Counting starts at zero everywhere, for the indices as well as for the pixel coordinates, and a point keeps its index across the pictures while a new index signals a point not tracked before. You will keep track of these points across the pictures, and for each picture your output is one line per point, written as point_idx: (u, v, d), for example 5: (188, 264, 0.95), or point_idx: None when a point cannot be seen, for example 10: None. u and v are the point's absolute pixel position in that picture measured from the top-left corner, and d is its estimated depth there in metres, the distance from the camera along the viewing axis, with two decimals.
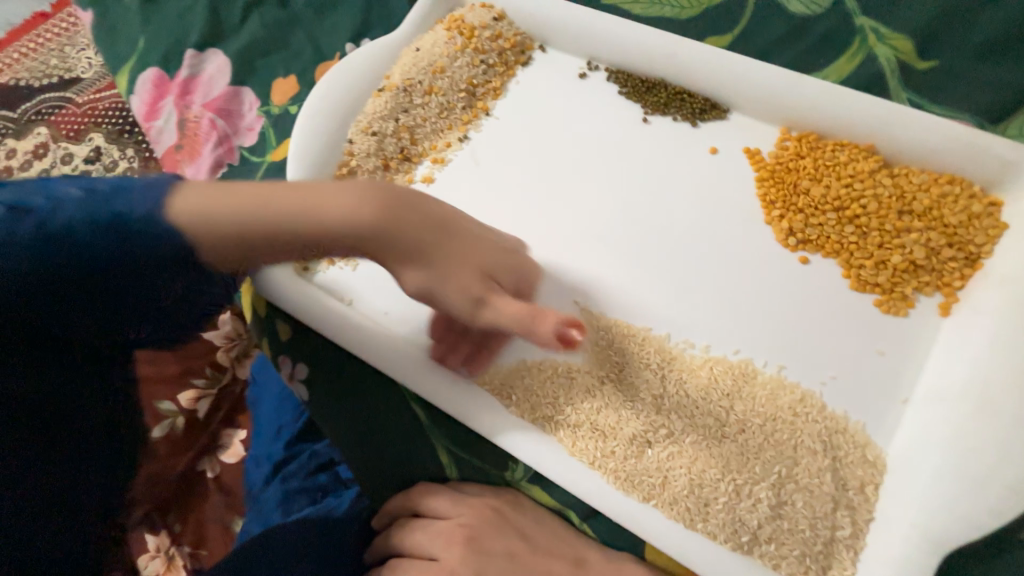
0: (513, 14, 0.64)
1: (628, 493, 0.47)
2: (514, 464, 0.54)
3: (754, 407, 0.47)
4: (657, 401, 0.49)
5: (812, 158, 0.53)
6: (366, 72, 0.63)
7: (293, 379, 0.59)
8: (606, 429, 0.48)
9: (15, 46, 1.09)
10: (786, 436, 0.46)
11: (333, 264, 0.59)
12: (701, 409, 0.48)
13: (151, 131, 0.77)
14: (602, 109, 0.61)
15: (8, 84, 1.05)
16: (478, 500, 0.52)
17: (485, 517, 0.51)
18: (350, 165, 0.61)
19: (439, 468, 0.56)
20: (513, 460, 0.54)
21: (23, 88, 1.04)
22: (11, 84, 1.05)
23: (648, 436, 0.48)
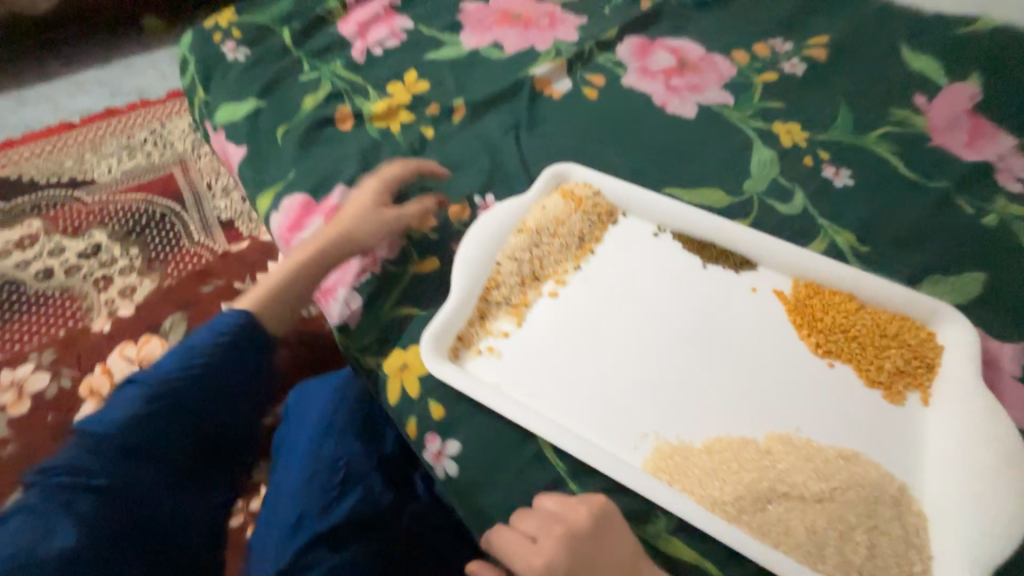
0: (607, 191, 0.93)
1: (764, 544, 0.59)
2: (655, 518, 0.62)
3: (849, 474, 0.62)
4: (817, 494, 0.61)
5: (818, 299, 0.81)
6: (508, 217, 0.86)
7: (442, 453, 0.68)
8: (748, 501, 0.61)
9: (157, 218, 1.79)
10: (873, 492, 0.61)
11: (480, 354, 0.75)
12: (811, 465, 0.63)
13: (296, 241, 0.93)
14: (673, 257, 0.88)
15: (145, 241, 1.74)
16: None
17: None
18: (496, 280, 0.80)
19: None
20: (656, 513, 0.62)
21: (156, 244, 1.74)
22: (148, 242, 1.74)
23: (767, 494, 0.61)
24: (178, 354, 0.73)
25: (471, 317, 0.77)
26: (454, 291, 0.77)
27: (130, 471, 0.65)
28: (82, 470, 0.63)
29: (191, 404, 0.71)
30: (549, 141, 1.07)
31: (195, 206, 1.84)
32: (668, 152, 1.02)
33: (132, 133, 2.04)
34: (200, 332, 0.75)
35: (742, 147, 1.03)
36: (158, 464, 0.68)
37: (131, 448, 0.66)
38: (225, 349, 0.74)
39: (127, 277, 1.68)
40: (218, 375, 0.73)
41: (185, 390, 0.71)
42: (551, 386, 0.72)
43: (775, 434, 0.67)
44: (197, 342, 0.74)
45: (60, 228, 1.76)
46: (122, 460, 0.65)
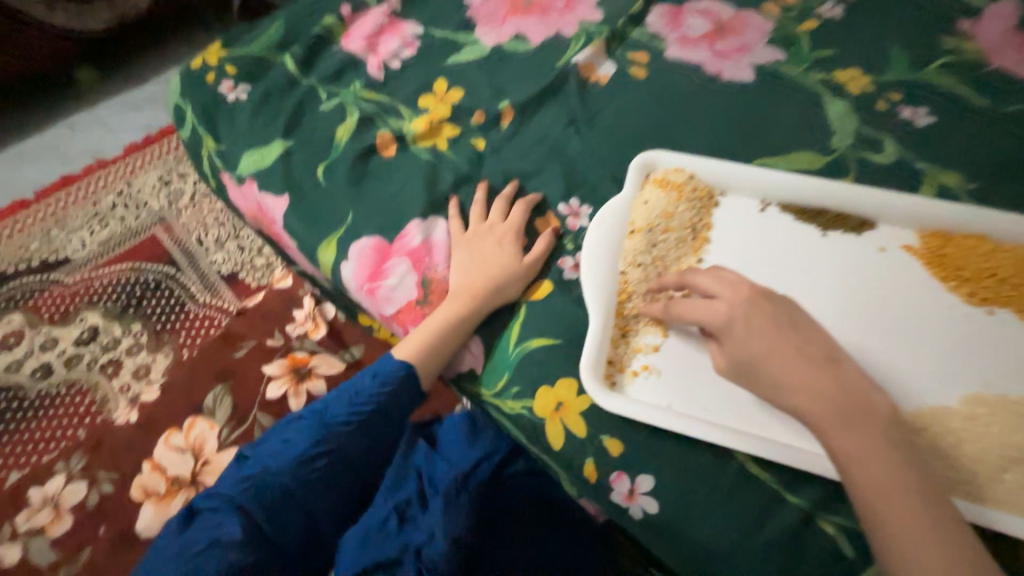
0: (701, 172, 0.87)
1: (953, 496, 0.60)
2: None
3: None
4: None
5: (952, 245, 0.78)
6: (616, 222, 0.79)
7: (635, 492, 0.62)
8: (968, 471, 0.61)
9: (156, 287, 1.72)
10: None
11: (638, 375, 0.68)
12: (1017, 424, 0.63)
13: (380, 290, 0.84)
14: (788, 231, 0.83)
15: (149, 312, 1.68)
16: None
17: None
18: (627, 292, 0.74)
19: (827, 540, 0.58)
20: None
21: (160, 316, 1.67)
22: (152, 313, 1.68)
23: (987, 460, 0.61)
24: (352, 397, 0.79)
25: (615, 337, 0.71)
26: (592, 314, 0.71)
27: (298, 499, 0.75)
28: (273, 486, 0.73)
29: (351, 457, 0.78)
30: (615, 129, 0.99)
31: (187, 266, 1.78)
32: (743, 121, 0.97)
33: (96, 199, 1.91)
34: (375, 376, 0.80)
35: (814, 103, 0.99)
36: (308, 504, 0.75)
37: (308, 480, 0.75)
38: (399, 399, 0.79)
39: (136, 358, 1.60)
40: (377, 424, 0.79)
41: (356, 438, 0.78)
42: (728, 393, 0.65)
43: (970, 396, 0.66)
44: (370, 387, 0.80)
45: (46, 319, 1.66)
46: (288, 494, 0.74)
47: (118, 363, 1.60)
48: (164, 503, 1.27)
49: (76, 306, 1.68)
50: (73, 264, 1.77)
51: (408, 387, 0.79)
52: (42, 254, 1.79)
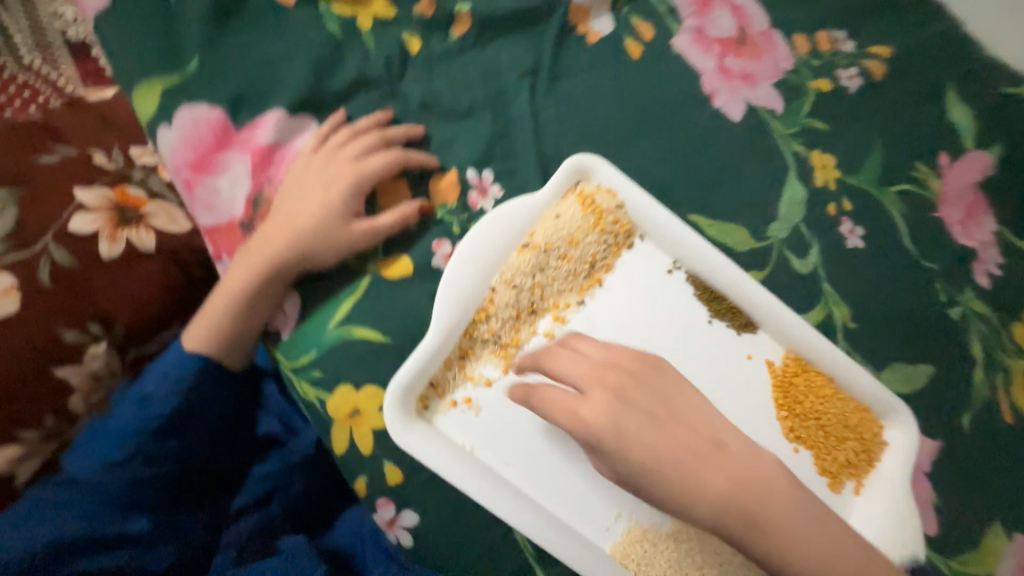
0: (632, 205, 0.76)
1: None
2: None
3: None
4: None
5: (803, 377, 0.79)
6: (514, 226, 0.66)
7: (395, 523, 0.58)
8: None
9: None
10: None
11: (455, 407, 0.61)
12: None
13: (201, 188, 0.64)
14: (680, 304, 0.78)
15: None
16: None
17: None
18: (487, 311, 0.64)
19: None
20: None
21: None
22: None
23: None
24: (148, 395, 0.70)
25: (448, 358, 0.62)
26: (434, 324, 0.60)
27: (120, 500, 0.67)
28: (84, 513, 0.65)
29: (184, 442, 0.72)
30: (573, 107, 0.82)
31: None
32: (704, 165, 0.86)
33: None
34: (165, 368, 0.71)
35: (777, 177, 0.90)
36: (144, 509, 0.68)
37: (129, 486, 0.68)
38: (210, 385, 0.73)
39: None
40: (193, 413, 0.72)
41: (177, 432, 0.71)
42: (533, 453, 0.62)
43: None
44: (172, 374, 0.71)
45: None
46: (107, 498, 0.66)
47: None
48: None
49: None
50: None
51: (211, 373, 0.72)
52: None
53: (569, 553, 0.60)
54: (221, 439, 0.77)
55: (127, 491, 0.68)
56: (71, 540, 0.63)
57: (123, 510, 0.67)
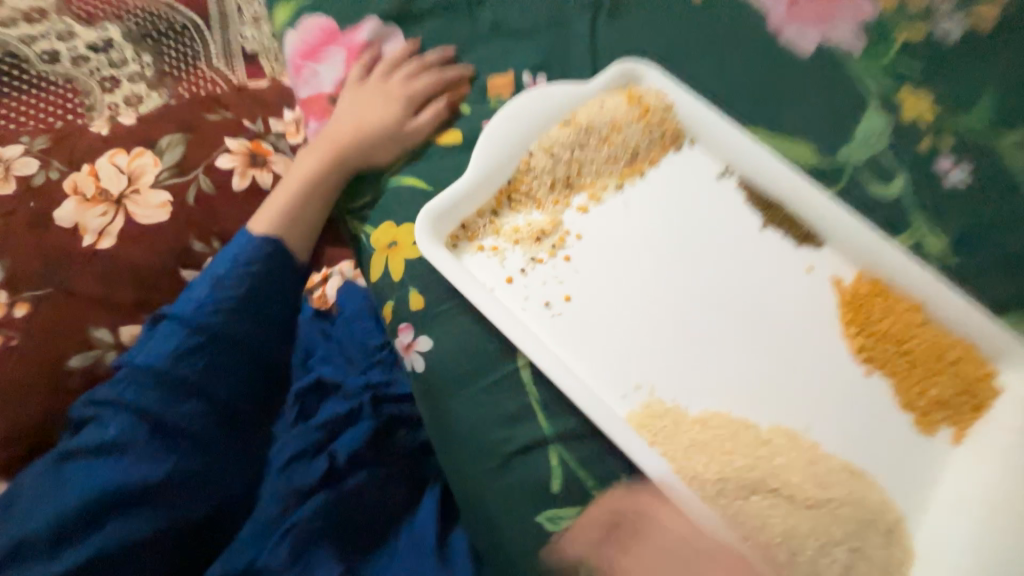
0: (681, 107, 0.77)
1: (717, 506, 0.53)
2: (618, 481, 0.55)
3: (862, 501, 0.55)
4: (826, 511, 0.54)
5: (880, 298, 0.68)
6: (556, 106, 0.71)
7: (411, 348, 0.61)
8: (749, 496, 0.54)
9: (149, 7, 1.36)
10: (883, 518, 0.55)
11: (482, 251, 0.64)
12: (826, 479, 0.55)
13: (307, 73, 0.82)
14: (730, 209, 0.74)
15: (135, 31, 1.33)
16: (594, 511, 0.54)
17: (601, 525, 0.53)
18: (523, 174, 0.68)
19: (546, 473, 0.55)
20: (620, 476, 0.55)
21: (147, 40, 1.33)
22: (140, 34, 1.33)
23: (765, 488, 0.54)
24: (219, 277, 0.75)
25: (482, 207, 0.66)
26: (471, 171, 0.65)
27: (182, 396, 0.71)
28: (155, 407, 0.69)
29: (249, 341, 0.77)
30: (629, 33, 0.87)
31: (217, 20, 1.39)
32: (765, 89, 0.84)
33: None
34: (233, 254, 0.77)
35: None
36: (205, 392, 0.72)
37: (194, 381, 0.72)
38: (270, 270, 0.79)
39: (131, 84, 1.28)
40: (256, 301, 0.78)
41: (238, 320, 0.76)
42: (551, 306, 0.62)
43: (779, 427, 0.59)
44: (238, 261, 0.77)
45: (70, 8, 1.34)
46: (173, 390, 0.70)
47: (112, 81, 1.28)
48: (81, 207, 1.02)
49: (102, 10, 1.35)
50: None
51: (274, 257, 0.79)
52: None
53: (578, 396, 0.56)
54: (280, 331, 0.81)
55: (189, 390, 0.71)
56: (155, 406, 0.69)
57: (181, 409, 0.70)
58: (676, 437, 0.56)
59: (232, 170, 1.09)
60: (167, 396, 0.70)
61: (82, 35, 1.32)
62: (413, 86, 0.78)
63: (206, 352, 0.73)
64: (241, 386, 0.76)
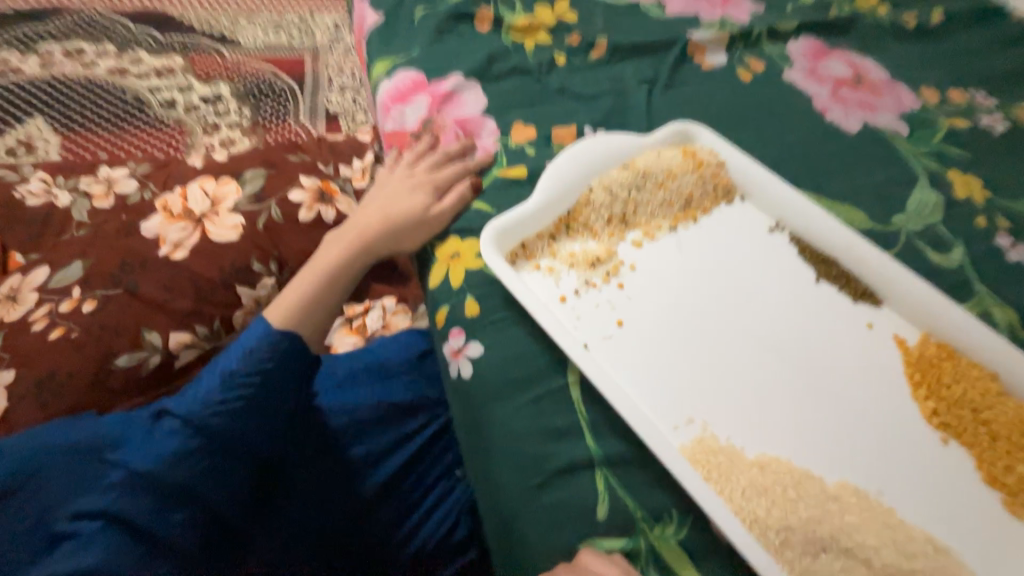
0: (734, 164, 0.81)
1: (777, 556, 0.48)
2: (670, 516, 0.51)
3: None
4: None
5: (952, 362, 0.64)
6: (617, 154, 0.78)
7: (461, 352, 0.61)
8: (816, 549, 0.49)
9: (267, 80, 1.66)
10: None
11: (538, 269, 0.66)
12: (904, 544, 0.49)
13: (396, 113, 0.95)
14: (783, 261, 0.75)
15: (253, 97, 1.61)
16: (643, 549, 0.49)
17: (650, 561, 0.49)
18: (583, 207, 0.72)
19: (592, 496, 0.52)
20: (671, 509, 0.51)
21: (260, 106, 1.60)
22: (256, 99, 1.61)
23: (832, 543, 0.49)
24: (224, 380, 0.71)
25: (542, 231, 0.70)
26: (535, 196, 0.70)
27: (187, 489, 0.66)
28: (148, 509, 0.63)
29: (249, 432, 0.71)
30: (683, 105, 0.96)
31: (311, 90, 1.67)
32: (814, 159, 0.89)
33: (283, 13, 1.89)
34: (247, 347, 0.73)
35: (904, 179, 0.86)
36: (197, 499, 0.66)
37: (186, 482, 0.65)
38: (287, 367, 0.75)
39: (230, 133, 1.53)
40: (254, 419, 0.71)
41: (247, 426, 0.70)
42: (603, 328, 0.63)
43: (847, 483, 0.54)
44: (249, 354, 0.73)
45: (195, 69, 1.64)
46: (168, 496, 0.65)
47: (216, 128, 1.54)
48: (166, 220, 1.03)
49: (218, 72, 1.65)
50: (238, 46, 1.74)
51: (287, 350, 0.75)
52: (223, 31, 1.79)
53: (625, 416, 0.54)
54: (285, 430, 0.75)
55: (197, 485, 0.66)
56: (142, 514, 0.63)
57: (183, 506, 0.65)
58: (731, 472, 0.53)
59: (301, 204, 1.11)
60: (155, 508, 0.64)
61: (199, 88, 1.60)
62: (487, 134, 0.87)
63: (195, 469, 0.66)
64: (244, 481, 0.71)
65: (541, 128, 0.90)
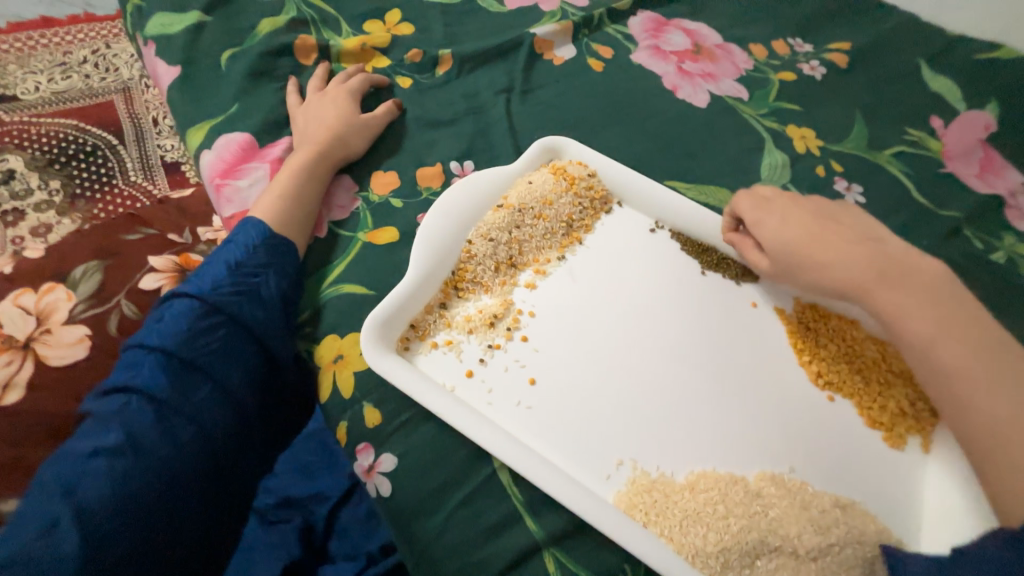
0: (604, 174, 0.81)
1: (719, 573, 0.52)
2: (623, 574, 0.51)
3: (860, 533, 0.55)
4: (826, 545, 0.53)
5: (822, 322, 0.71)
6: (488, 191, 0.74)
7: (373, 469, 0.56)
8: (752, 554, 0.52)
9: None
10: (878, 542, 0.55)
11: (436, 348, 0.62)
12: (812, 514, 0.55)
13: (225, 189, 0.78)
14: (668, 259, 0.76)
15: None
16: None
17: None
18: (467, 263, 0.68)
19: None
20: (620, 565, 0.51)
21: None
22: None
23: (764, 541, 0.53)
24: (236, 255, 0.64)
25: (429, 303, 0.64)
26: (411, 268, 0.64)
27: (137, 481, 0.51)
28: (112, 468, 0.50)
29: (231, 356, 0.60)
30: (544, 112, 0.93)
31: (135, 142, 1.26)
32: (674, 145, 0.92)
33: (69, 49, 1.36)
34: (244, 238, 0.66)
35: (753, 147, 0.92)
36: (138, 502, 0.51)
37: (144, 446, 0.52)
38: (258, 314, 0.61)
39: (41, 215, 1.15)
40: (222, 370, 0.59)
41: (224, 373, 0.59)
42: (517, 393, 0.60)
43: (766, 473, 0.58)
44: (250, 238, 0.66)
45: None
46: (156, 419, 0.54)
47: (21, 214, 1.15)
48: None
49: (6, 142, 1.20)
50: (21, 104, 1.26)
51: (279, 245, 0.67)
52: None
53: (548, 490, 0.53)
54: (254, 402, 0.62)
55: (155, 459, 0.52)
56: (119, 437, 0.51)
57: (141, 483, 0.51)
58: (663, 504, 0.54)
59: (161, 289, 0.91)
60: (116, 462, 0.50)
61: None
62: (343, 197, 0.77)
63: (160, 402, 0.54)
64: (208, 476, 0.57)
65: (402, 171, 0.81)
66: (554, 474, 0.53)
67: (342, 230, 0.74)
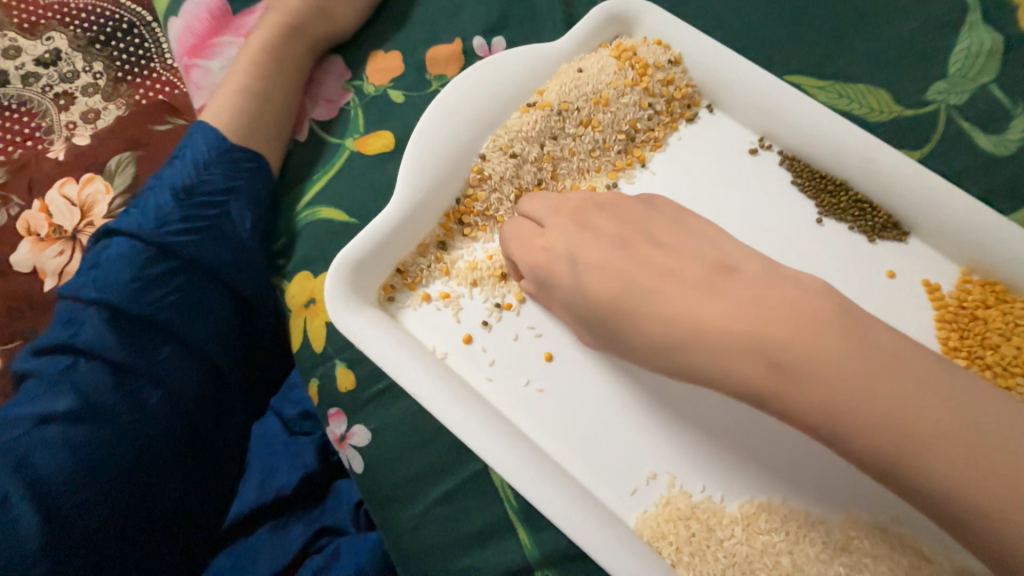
0: (692, 62, 0.55)
1: None
2: None
3: None
4: None
5: (999, 311, 0.46)
6: (515, 83, 0.52)
7: (346, 440, 0.46)
8: None
9: None
10: None
11: (427, 303, 0.48)
12: None
13: (193, 72, 0.62)
14: (770, 196, 0.52)
15: None
16: None
17: None
18: (477, 188, 0.50)
19: None
20: None
21: None
22: None
23: None
24: (183, 179, 0.51)
25: (424, 241, 0.49)
26: (398, 192, 0.48)
27: (93, 451, 0.45)
28: (65, 436, 0.44)
29: (190, 307, 0.49)
30: None
31: None
32: (811, 17, 0.60)
33: None
34: (196, 156, 0.53)
35: (944, 23, 0.58)
36: (100, 473, 0.44)
37: (98, 414, 0.45)
38: (213, 254, 0.50)
39: (88, 99, 0.98)
40: (181, 323, 0.49)
41: (182, 326, 0.49)
42: (527, 370, 0.46)
43: (861, 518, 0.41)
44: (201, 155, 0.53)
45: None
46: (109, 382, 0.46)
47: (71, 99, 0.99)
48: (37, 248, 0.86)
49: (47, 16, 1.01)
50: None
51: (238, 162, 0.53)
52: None
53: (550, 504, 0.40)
54: (229, 357, 0.52)
55: (111, 426, 0.45)
56: (68, 403, 0.45)
57: (101, 452, 0.45)
58: (700, 534, 0.41)
59: None
60: (70, 431, 0.44)
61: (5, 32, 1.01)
62: (332, 88, 0.59)
63: (111, 364, 0.46)
64: (185, 440, 0.49)
65: (408, 51, 0.60)
66: (559, 486, 0.40)
67: (327, 133, 0.57)
